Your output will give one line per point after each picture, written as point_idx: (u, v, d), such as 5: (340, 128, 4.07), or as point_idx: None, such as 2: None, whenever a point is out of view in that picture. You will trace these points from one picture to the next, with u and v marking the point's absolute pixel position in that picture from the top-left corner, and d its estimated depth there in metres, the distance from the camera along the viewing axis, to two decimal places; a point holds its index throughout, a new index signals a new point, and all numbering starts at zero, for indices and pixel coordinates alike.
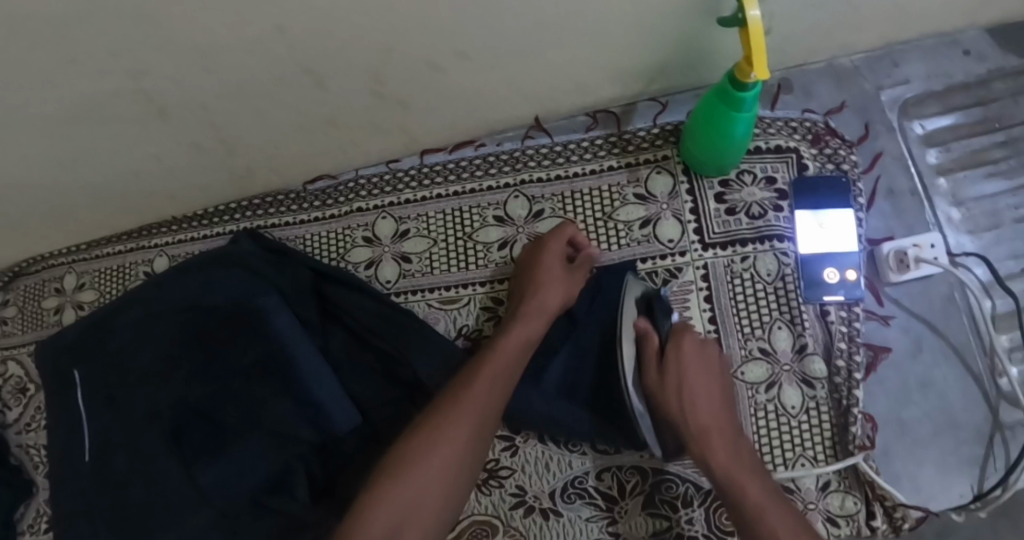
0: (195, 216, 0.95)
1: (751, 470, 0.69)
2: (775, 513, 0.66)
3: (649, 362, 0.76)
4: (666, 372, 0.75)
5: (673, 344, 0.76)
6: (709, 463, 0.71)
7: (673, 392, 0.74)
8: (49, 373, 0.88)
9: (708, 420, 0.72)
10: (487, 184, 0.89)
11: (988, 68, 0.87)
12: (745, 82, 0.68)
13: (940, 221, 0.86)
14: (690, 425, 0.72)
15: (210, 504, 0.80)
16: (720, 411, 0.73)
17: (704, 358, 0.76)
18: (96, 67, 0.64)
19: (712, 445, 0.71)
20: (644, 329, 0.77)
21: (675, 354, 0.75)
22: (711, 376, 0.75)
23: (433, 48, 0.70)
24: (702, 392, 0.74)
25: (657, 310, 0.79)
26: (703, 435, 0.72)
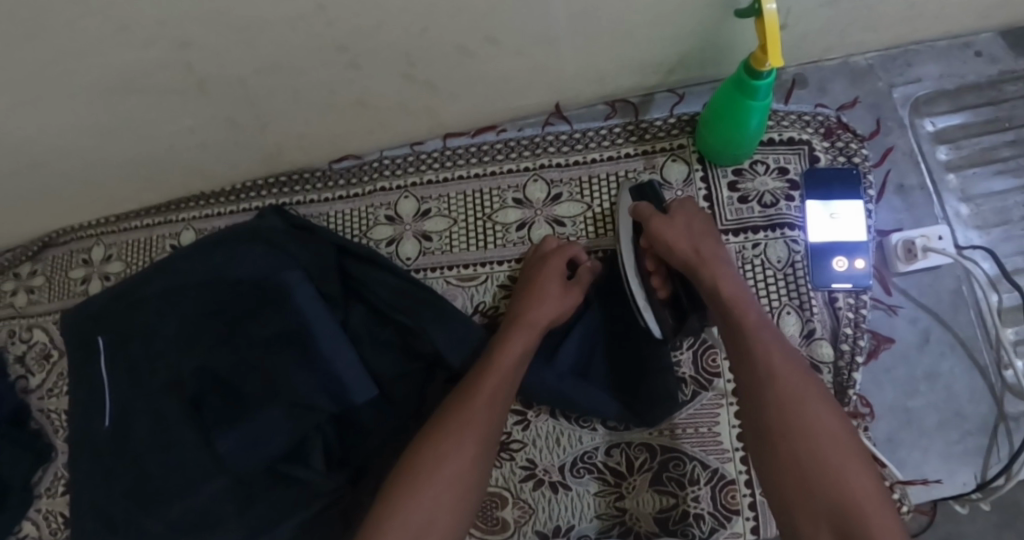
0: (222, 192, 0.98)
1: (751, 299, 0.73)
2: (771, 333, 0.69)
3: (653, 214, 0.79)
4: (674, 219, 0.78)
5: (679, 202, 0.81)
6: (715, 289, 0.73)
7: (682, 234, 0.77)
8: (73, 340, 0.90)
9: (714, 257, 0.76)
10: (507, 167, 0.92)
11: (999, 69, 0.90)
12: (760, 71, 0.71)
13: (948, 216, 0.88)
14: (697, 258, 0.75)
15: (227, 471, 0.83)
16: (722, 252, 0.77)
17: (704, 215, 0.80)
18: (144, 37, 0.67)
19: (719, 274, 0.74)
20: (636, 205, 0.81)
21: (679, 209, 0.80)
22: (713, 230, 0.79)
23: (465, 33, 0.73)
24: (707, 236, 0.78)
25: (648, 193, 0.83)
26: (710, 267, 0.75)
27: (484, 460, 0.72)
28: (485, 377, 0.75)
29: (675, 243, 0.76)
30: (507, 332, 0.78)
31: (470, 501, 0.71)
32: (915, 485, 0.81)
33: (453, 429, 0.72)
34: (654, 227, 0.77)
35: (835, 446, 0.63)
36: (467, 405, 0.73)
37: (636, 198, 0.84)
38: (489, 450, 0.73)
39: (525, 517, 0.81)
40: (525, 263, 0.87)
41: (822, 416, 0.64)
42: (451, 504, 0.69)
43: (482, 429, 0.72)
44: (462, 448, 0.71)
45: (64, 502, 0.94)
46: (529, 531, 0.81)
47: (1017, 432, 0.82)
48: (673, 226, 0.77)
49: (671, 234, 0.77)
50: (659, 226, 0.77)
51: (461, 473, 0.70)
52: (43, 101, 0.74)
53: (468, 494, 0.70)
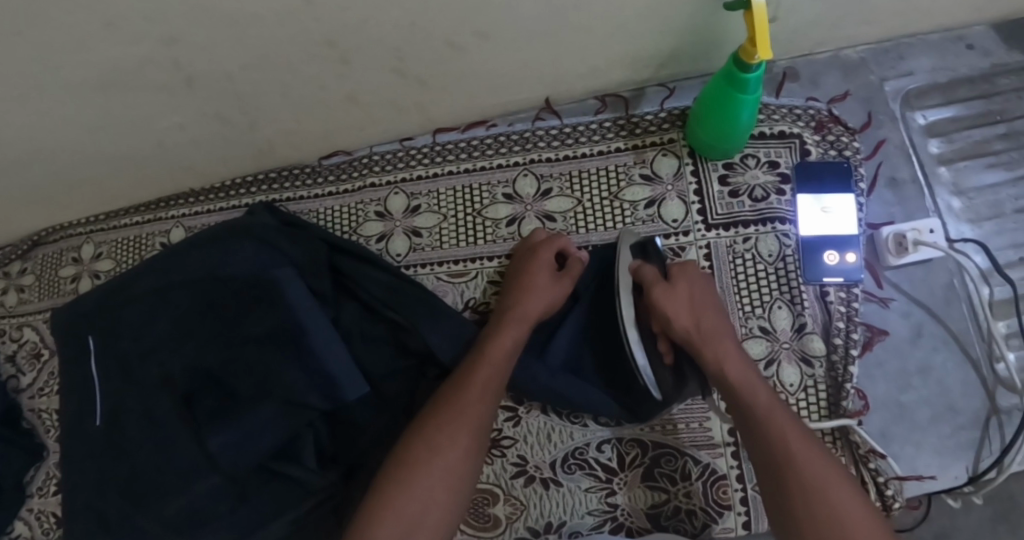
0: (212, 189, 0.97)
1: (758, 376, 0.71)
2: (783, 414, 0.68)
3: (654, 282, 0.76)
4: (674, 287, 0.76)
5: (678, 267, 0.79)
6: (721, 369, 0.71)
7: (682, 306, 0.75)
8: (62, 338, 0.90)
9: (716, 331, 0.74)
10: (497, 162, 0.91)
11: (992, 63, 0.89)
12: (748, 63, 0.70)
13: (940, 209, 0.88)
14: (699, 334, 0.74)
15: (219, 470, 0.82)
16: (724, 324, 0.76)
17: (704, 281, 0.78)
18: (131, 32, 0.66)
19: (723, 351, 0.72)
20: (638, 264, 0.78)
21: (679, 273, 0.78)
22: (713, 297, 0.78)
23: (455, 28, 0.73)
24: (708, 306, 0.76)
25: (651, 252, 0.82)
26: (713, 344, 0.73)
27: (476, 452, 0.72)
28: (478, 367, 0.74)
29: (676, 316, 0.74)
30: (500, 323, 0.79)
31: (465, 494, 0.70)
32: (909, 480, 0.80)
33: (447, 420, 0.71)
34: (654, 295, 0.75)
35: (863, 532, 0.61)
36: (462, 397, 0.73)
37: (638, 256, 0.81)
38: (483, 443, 0.73)
39: (516, 513, 0.81)
40: (514, 255, 0.87)
41: (846, 501, 0.62)
42: (444, 497, 0.68)
43: (476, 421, 0.72)
44: (456, 439, 0.71)
45: (56, 502, 0.93)
46: (520, 527, 0.81)
47: (1009, 425, 0.82)
48: (673, 296, 0.75)
49: (673, 305, 0.74)
50: (661, 296, 0.75)
51: (455, 464, 0.70)
52: (30, 97, 0.74)
53: (461, 487, 0.70)
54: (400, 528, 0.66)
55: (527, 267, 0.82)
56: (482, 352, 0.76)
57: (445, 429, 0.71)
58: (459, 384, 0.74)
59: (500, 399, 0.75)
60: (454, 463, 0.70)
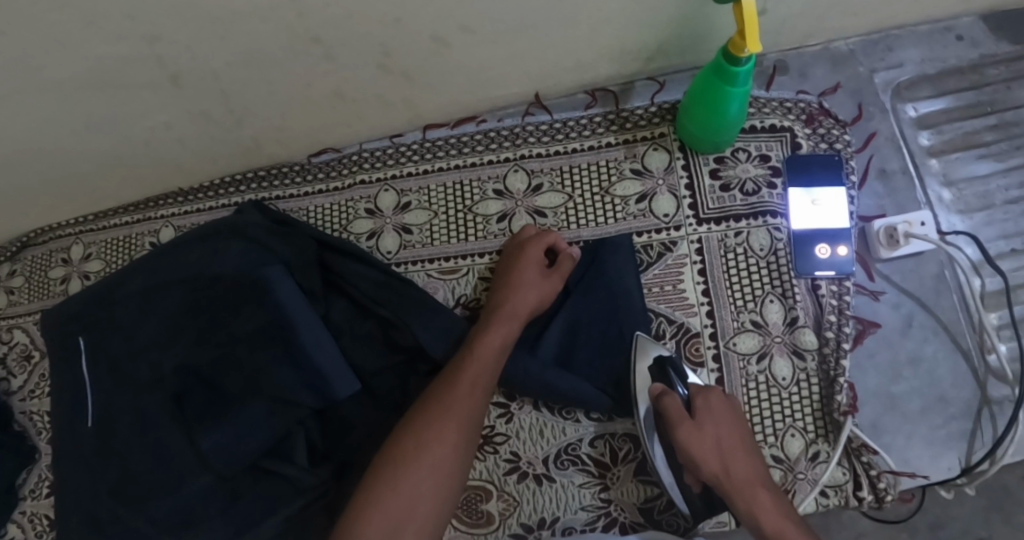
0: (201, 188, 0.97)
1: (797, 525, 0.68)
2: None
3: (678, 420, 0.73)
4: (701, 425, 0.73)
5: (701, 399, 0.75)
6: (756, 522, 0.69)
7: (709, 447, 0.72)
8: (52, 340, 0.89)
9: (749, 479, 0.71)
10: (487, 158, 0.91)
11: (981, 53, 0.89)
12: (738, 56, 0.70)
13: (931, 201, 0.88)
14: (730, 482, 0.71)
15: (210, 469, 0.82)
16: (754, 464, 0.73)
17: (731, 414, 0.75)
18: (114, 30, 0.66)
19: (756, 500, 0.70)
20: (660, 390, 0.76)
21: (704, 406, 0.74)
22: (742, 433, 0.74)
23: (441, 23, 0.72)
24: (738, 448, 0.73)
25: (671, 374, 0.77)
26: (745, 492, 0.70)
27: (464, 449, 0.71)
28: (467, 364, 0.74)
29: (703, 460, 0.72)
30: (491, 320, 0.78)
31: (453, 492, 0.70)
32: (902, 474, 0.80)
33: (436, 417, 0.71)
34: (678, 436, 0.73)
35: None
36: (452, 394, 0.73)
37: (657, 378, 0.78)
38: (473, 439, 0.72)
39: (509, 509, 0.81)
40: (504, 251, 0.86)
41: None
42: (432, 492, 0.68)
43: (464, 417, 0.72)
44: (445, 435, 0.70)
45: (47, 505, 0.92)
46: (514, 524, 0.80)
47: (1002, 416, 0.82)
48: (699, 439, 0.72)
49: (701, 451, 0.72)
50: (685, 436, 0.72)
51: (443, 460, 0.70)
52: (13, 97, 0.73)
53: (451, 483, 0.70)
54: (386, 525, 0.66)
55: (516, 266, 0.82)
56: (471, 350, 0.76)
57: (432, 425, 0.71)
58: (447, 380, 0.74)
59: (489, 397, 0.75)
60: (443, 460, 0.70)
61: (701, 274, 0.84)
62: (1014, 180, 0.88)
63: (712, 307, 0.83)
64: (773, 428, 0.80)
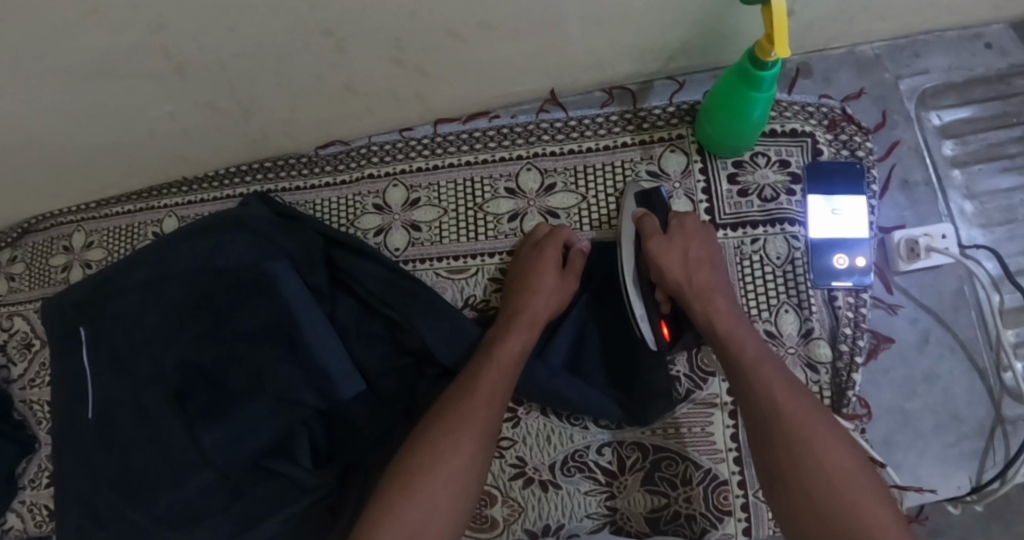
0: (206, 177, 0.95)
1: (749, 330, 0.71)
2: (771, 366, 0.67)
3: (653, 233, 0.77)
4: (671, 239, 0.77)
5: (677, 219, 0.79)
6: (709, 323, 0.72)
7: (676, 257, 0.75)
8: (54, 331, 0.88)
9: (710, 287, 0.74)
10: (499, 155, 0.89)
11: (1010, 62, 0.87)
12: (765, 60, 0.68)
13: (953, 214, 0.86)
14: (691, 288, 0.74)
15: (213, 466, 0.81)
16: (717, 279, 0.75)
17: (704, 234, 0.78)
18: (118, 20, 0.63)
19: (712, 305, 0.73)
20: (641, 214, 0.80)
21: (679, 226, 0.78)
22: (711, 251, 0.77)
23: (456, 17, 0.70)
24: (704, 261, 0.76)
25: (654, 202, 0.82)
26: (704, 296, 0.73)
27: (478, 458, 0.70)
28: (484, 371, 0.73)
29: (669, 270, 0.75)
30: (508, 326, 0.77)
31: (468, 503, 0.69)
32: (909, 489, 0.79)
33: (452, 426, 0.70)
34: (650, 246, 0.76)
35: (851, 485, 0.60)
36: (471, 402, 0.71)
37: (642, 206, 0.82)
38: (489, 449, 0.71)
39: (514, 515, 0.80)
40: (518, 251, 0.85)
41: (828, 442, 0.62)
42: (449, 503, 0.67)
43: (482, 426, 0.70)
44: (461, 444, 0.69)
45: (47, 495, 0.91)
46: (518, 530, 0.80)
47: (1014, 436, 0.80)
48: (668, 249, 0.76)
49: (668, 259, 0.75)
50: (654, 247, 0.76)
51: (460, 469, 0.68)
52: (14, 84, 0.71)
53: (466, 493, 0.68)
54: (404, 535, 0.65)
55: (535, 265, 0.80)
56: (488, 356, 0.74)
57: (450, 433, 0.70)
58: (465, 391, 0.72)
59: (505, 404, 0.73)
60: (460, 470, 0.68)
61: None
62: None
63: None
64: None
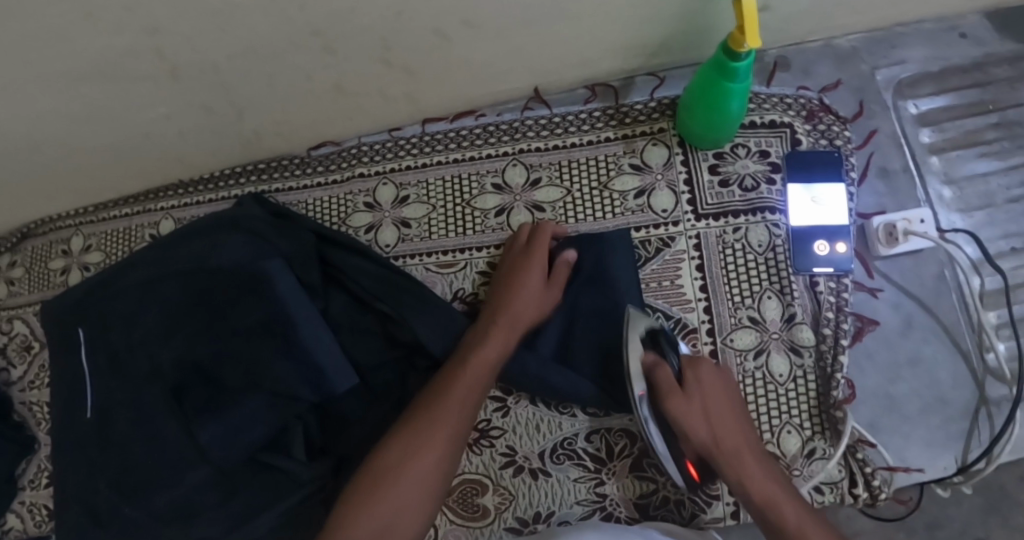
0: (201, 179, 0.97)
1: (781, 486, 0.71)
2: (815, 529, 0.67)
3: (670, 392, 0.73)
4: (692, 398, 0.74)
5: (692, 372, 0.76)
6: (744, 488, 0.71)
7: (700, 418, 0.73)
8: (53, 334, 0.90)
9: (739, 445, 0.73)
10: (486, 152, 0.91)
11: (985, 51, 0.89)
12: (738, 51, 0.70)
13: (931, 199, 0.87)
14: (721, 452, 0.73)
15: (208, 461, 0.83)
16: (743, 430, 0.74)
17: (722, 383, 0.76)
18: (113, 22, 0.66)
19: (745, 469, 0.71)
20: (653, 363, 0.74)
21: (695, 377, 0.75)
22: (734, 402, 0.75)
23: (440, 16, 0.72)
24: (728, 416, 0.74)
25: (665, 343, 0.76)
26: (735, 458, 0.72)
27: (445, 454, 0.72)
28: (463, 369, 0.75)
29: (695, 432, 0.73)
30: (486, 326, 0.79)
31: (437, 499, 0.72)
32: (897, 471, 0.80)
33: (427, 422, 0.72)
34: (672, 409, 0.73)
35: None
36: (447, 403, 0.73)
37: (651, 349, 0.75)
38: (459, 448, 0.74)
39: (505, 504, 0.81)
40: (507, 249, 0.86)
41: None
42: (417, 498, 0.70)
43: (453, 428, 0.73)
44: (434, 441, 0.72)
45: (46, 495, 0.92)
46: (509, 517, 0.80)
47: (998, 416, 0.81)
48: (690, 411, 0.73)
49: (693, 425, 0.73)
50: (677, 412, 0.73)
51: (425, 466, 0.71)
52: (12, 87, 0.73)
53: (436, 487, 0.71)
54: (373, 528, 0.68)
55: (521, 266, 0.82)
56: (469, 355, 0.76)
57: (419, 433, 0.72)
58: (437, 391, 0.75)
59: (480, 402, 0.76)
60: (432, 466, 0.71)
61: (699, 270, 0.83)
62: (1016, 179, 0.87)
63: (710, 304, 0.82)
64: (769, 425, 0.80)
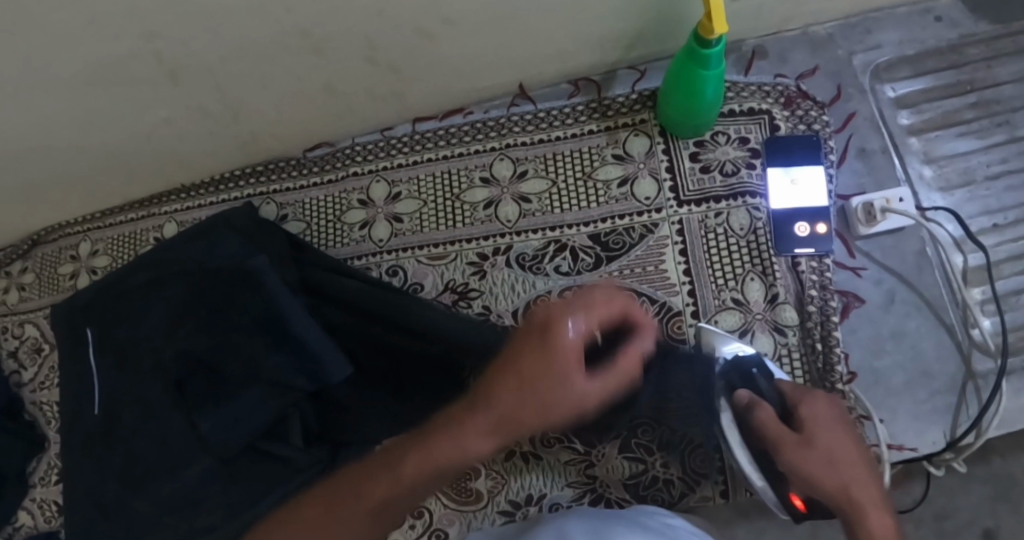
0: (202, 183, 1.01)
1: None
2: None
3: (777, 430, 0.67)
4: (808, 440, 0.66)
5: (806, 408, 0.68)
6: None
7: (818, 461, 0.65)
8: (63, 333, 0.94)
9: (866, 498, 0.62)
10: (474, 148, 0.94)
11: (961, 33, 0.91)
12: (709, 39, 0.73)
13: (911, 178, 0.89)
14: (845, 505, 0.63)
15: (210, 452, 0.85)
16: (872, 481, 0.64)
17: (842, 421, 0.67)
18: (114, 28, 0.70)
19: (868, 523, 0.61)
20: (751, 398, 0.70)
21: (813, 418, 0.67)
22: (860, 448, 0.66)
23: (422, 14, 0.75)
24: (855, 462, 0.65)
25: (756, 381, 0.72)
26: (857, 510, 0.62)
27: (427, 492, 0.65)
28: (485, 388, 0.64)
29: (812, 477, 0.65)
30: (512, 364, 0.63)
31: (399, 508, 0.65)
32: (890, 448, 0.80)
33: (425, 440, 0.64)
34: (780, 448, 0.67)
35: None
36: (457, 440, 0.63)
37: (748, 389, 0.72)
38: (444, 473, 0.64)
39: (497, 487, 0.82)
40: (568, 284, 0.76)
41: None
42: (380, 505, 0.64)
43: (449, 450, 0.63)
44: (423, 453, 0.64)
45: (57, 491, 0.95)
46: (502, 501, 0.82)
47: (986, 389, 0.82)
48: (804, 452, 0.65)
49: (807, 467, 0.65)
50: (787, 451, 0.66)
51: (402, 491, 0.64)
52: (22, 94, 0.77)
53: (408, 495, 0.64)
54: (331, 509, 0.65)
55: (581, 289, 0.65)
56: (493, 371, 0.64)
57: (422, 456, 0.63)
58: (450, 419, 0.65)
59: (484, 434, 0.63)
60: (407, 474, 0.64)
61: (683, 254, 0.85)
62: (996, 156, 0.88)
63: (694, 286, 0.84)
64: None
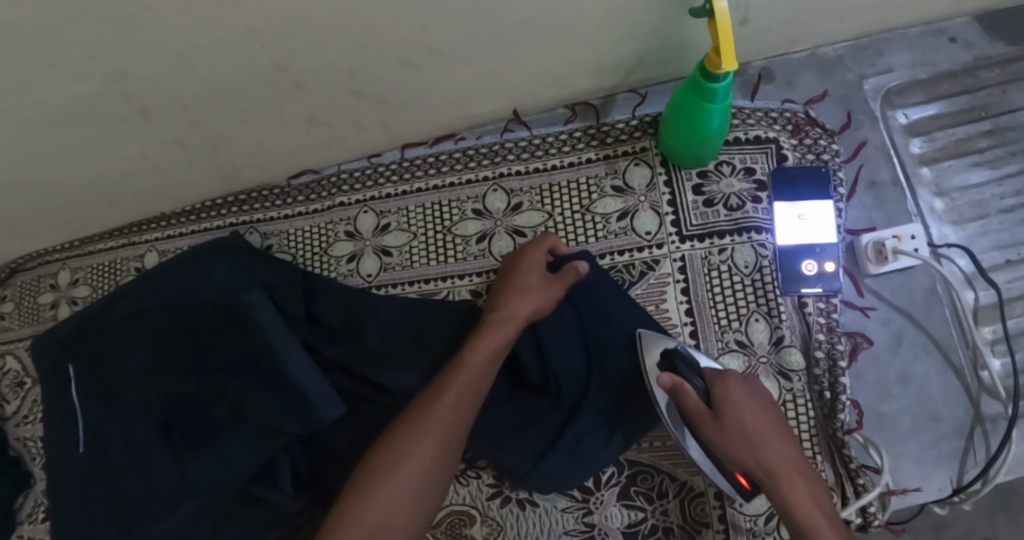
0: (183, 211, 0.97)
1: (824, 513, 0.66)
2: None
3: (699, 412, 0.70)
4: (724, 417, 0.70)
5: (718, 388, 0.71)
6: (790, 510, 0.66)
7: (736, 435, 0.69)
8: (47, 371, 0.89)
9: (783, 465, 0.68)
10: (466, 177, 0.90)
11: (975, 55, 0.86)
12: (716, 72, 0.68)
13: (923, 211, 0.85)
14: (767, 472, 0.68)
15: (199, 495, 0.80)
16: (787, 446, 0.70)
17: (753, 392, 0.72)
18: (77, 71, 0.65)
19: (788, 489, 0.67)
20: (673, 384, 0.71)
21: (726, 396, 0.71)
22: (767, 414, 0.71)
23: (406, 47, 0.70)
24: (767, 430, 0.70)
25: (676, 361, 0.73)
26: (777, 477, 0.68)
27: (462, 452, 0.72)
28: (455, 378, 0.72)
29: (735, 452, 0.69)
30: (479, 334, 0.76)
31: (434, 492, 0.70)
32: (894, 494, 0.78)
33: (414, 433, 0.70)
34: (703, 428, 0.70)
35: None
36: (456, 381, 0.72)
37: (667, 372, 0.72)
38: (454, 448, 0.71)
39: (493, 534, 0.80)
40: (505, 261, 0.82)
41: None
42: (409, 504, 0.68)
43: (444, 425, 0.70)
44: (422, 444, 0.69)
45: (44, 529, 0.93)
46: None
47: (994, 435, 0.79)
48: (724, 430, 0.70)
49: (730, 444, 0.69)
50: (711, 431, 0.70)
51: (433, 457, 0.69)
52: None
53: (433, 490, 0.70)
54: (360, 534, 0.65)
55: (520, 269, 0.79)
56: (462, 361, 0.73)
57: (436, 416, 0.70)
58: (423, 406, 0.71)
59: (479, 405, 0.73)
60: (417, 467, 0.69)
61: (685, 293, 0.82)
62: (1010, 187, 0.85)
63: (696, 327, 0.81)
64: None
